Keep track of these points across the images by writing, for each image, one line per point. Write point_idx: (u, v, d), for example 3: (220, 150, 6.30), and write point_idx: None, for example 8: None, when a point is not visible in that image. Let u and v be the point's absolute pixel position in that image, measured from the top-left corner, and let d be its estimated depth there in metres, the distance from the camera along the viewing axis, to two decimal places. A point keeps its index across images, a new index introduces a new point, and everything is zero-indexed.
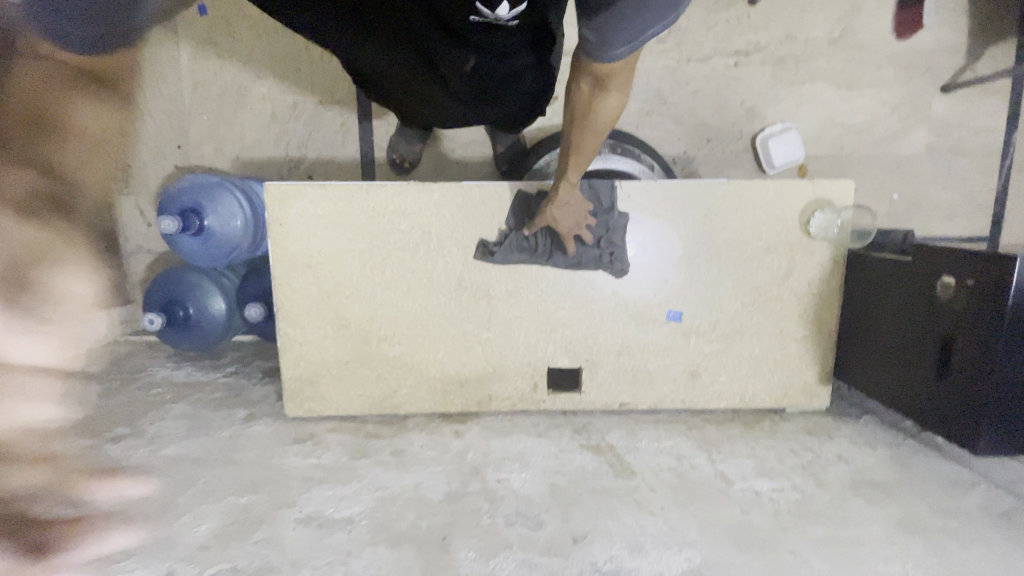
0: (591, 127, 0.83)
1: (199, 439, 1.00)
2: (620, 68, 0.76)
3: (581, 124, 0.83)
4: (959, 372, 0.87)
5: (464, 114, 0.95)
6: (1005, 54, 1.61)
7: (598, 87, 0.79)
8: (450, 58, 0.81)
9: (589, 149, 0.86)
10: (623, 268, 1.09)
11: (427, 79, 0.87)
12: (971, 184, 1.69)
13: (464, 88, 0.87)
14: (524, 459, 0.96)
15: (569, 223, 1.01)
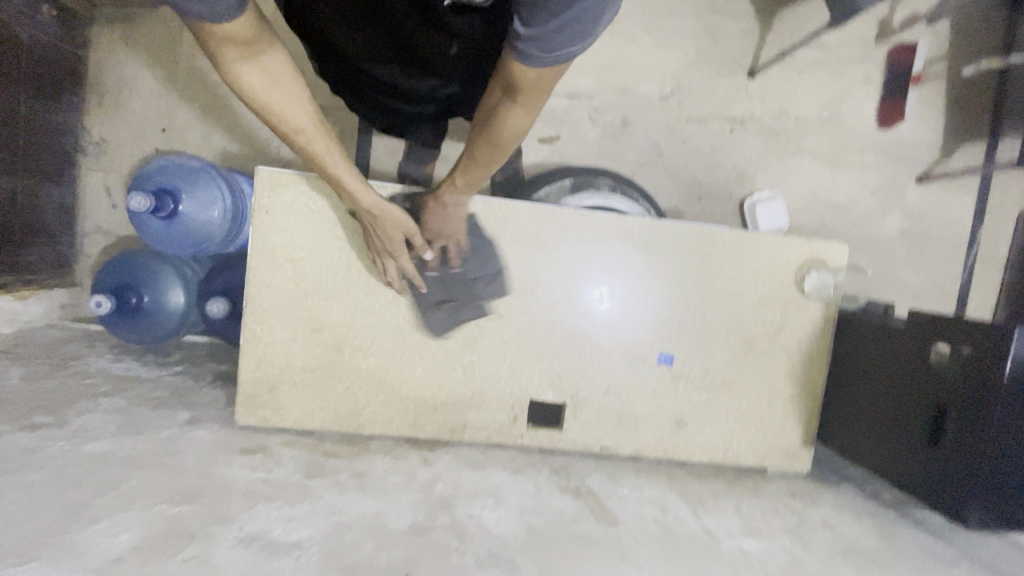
0: (492, 139, 0.76)
1: (132, 437, 0.88)
2: (530, 84, 0.67)
3: (484, 129, 0.76)
4: (951, 442, 0.86)
5: (445, 99, 0.92)
6: (975, 154, 1.72)
7: (507, 96, 0.70)
8: (430, 43, 0.78)
9: (485, 159, 0.80)
10: (437, 333, 1.03)
11: (405, 65, 0.84)
12: (938, 271, 1.77)
13: (445, 72, 0.84)
14: (498, 495, 0.88)
15: (434, 228, 0.97)
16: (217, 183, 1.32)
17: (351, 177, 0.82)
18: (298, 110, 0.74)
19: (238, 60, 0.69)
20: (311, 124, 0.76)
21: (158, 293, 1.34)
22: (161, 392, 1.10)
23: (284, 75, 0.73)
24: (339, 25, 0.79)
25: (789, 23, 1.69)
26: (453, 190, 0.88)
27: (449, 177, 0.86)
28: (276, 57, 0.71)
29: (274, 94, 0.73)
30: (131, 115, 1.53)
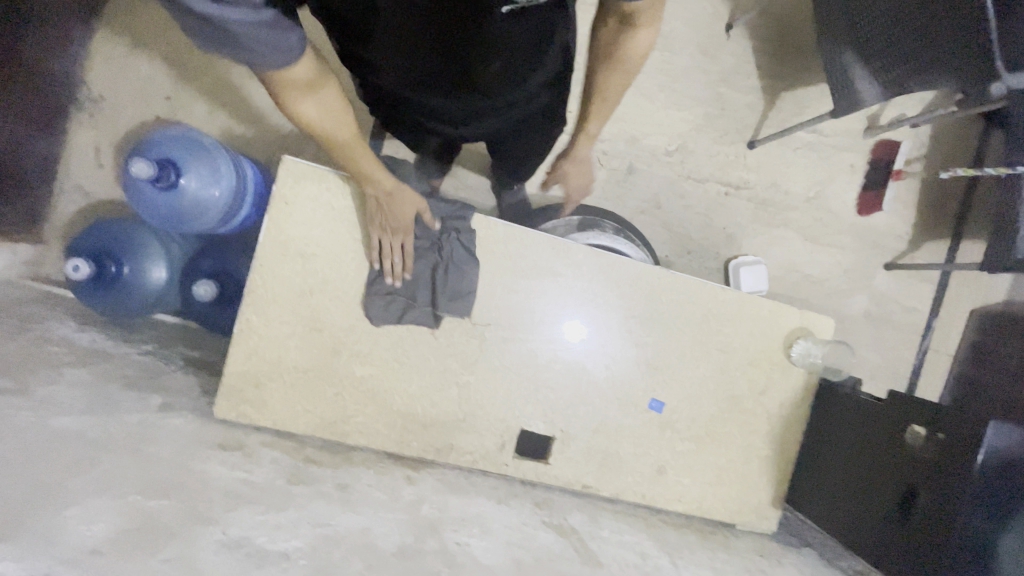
0: (619, 65, 0.85)
1: (103, 417, 0.81)
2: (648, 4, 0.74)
3: (610, 65, 0.85)
4: (920, 520, 0.90)
5: (490, 118, 0.89)
6: (938, 251, 1.87)
7: (623, 24, 0.79)
8: (471, 64, 0.74)
9: (613, 93, 0.91)
10: (381, 321, 0.99)
11: (446, 91, 0.81)
12: (895, 353, 1.88)
13: (487, 93, 0.81)
14: (484, 524, 0.86)
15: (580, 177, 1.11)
16: (225, 161, 1.27)
17: (387, 179, 0.87)
18: (347, 129, 0.78)
19: (300, 98, 0.70)
20: (357, 140, 0.80)
21: (139, 266, 1.28)
22: (130, 371, 1.03)
23: (338, 101, 0.74)
24: (381, 60, 0.77)
25: (790, 105, 1.81)
26: (588, 140, 1.01)
27: (583, 130, 0.99)
28: (334, 90, 0.72)
29: (328, 120, 0.75)
30: (136, 77, 1.47)
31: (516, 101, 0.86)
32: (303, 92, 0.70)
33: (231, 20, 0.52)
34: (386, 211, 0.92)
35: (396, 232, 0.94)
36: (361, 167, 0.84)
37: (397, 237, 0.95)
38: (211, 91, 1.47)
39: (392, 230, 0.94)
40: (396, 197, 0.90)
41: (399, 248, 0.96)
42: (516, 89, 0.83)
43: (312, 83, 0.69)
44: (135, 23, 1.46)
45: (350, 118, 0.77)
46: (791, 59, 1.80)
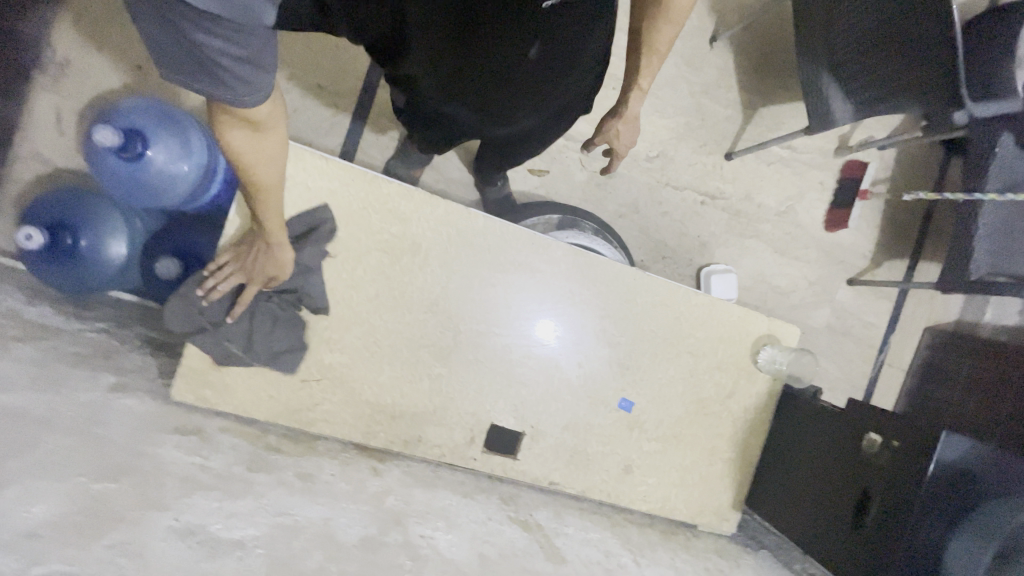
0: (668, 13, 0.87)
1: (48, 394, 0.77)
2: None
3: (657, 14, 0.87)
4: (873, 523, 0.93)
5: (526, 109, 0.89)
6: (898, 270, 1.95)
7: None
8: (518, 38, 0.74)
9: (664, 41, 0.90)
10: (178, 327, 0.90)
11: (487, 78, 0.80)
12: (853, 366, 1.95)
13: (526, 77, 0.80)
14: (450, 518, 0.85)
15: (628, 137, 1.03)
16: (196, 137, 1.22)
17: (276, 234, 0.82)
18: (267, 177, 0.74)
19: (234, 127, 0.65)
20: (271, 187, 0.76)
21: (98, 239, 1.21)
22: (81, 348, 0.97)
23: (273, 148, 0.70)
24: (420, 53, 0.77)
25: (767, 121, 1.86)
26: (642, 90, 0.95)
27: (636, 80, 0.94)
28: (274, 137, 0.69)
29: (253, 160, 0.70)
30: (105, 42, 1.39)
31: (552, 91, 0.86)
32: (240, 128, 0.65)
33: (209, 45, 0.55)
34: (259, 258, 0.87)
35: (246, 275, 0.88)
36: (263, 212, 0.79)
37: (239, 273, 0.89)
38: None
39: (245, 270, 0.88)
40: (275, 253, 0.86)
41: (230, 283, 0.89)
42: (553, 76, 0.83)
43: (255, 127, 0.66)
44: None
45: (276, 169, 0.74)
46: (772, 76, 1.85)
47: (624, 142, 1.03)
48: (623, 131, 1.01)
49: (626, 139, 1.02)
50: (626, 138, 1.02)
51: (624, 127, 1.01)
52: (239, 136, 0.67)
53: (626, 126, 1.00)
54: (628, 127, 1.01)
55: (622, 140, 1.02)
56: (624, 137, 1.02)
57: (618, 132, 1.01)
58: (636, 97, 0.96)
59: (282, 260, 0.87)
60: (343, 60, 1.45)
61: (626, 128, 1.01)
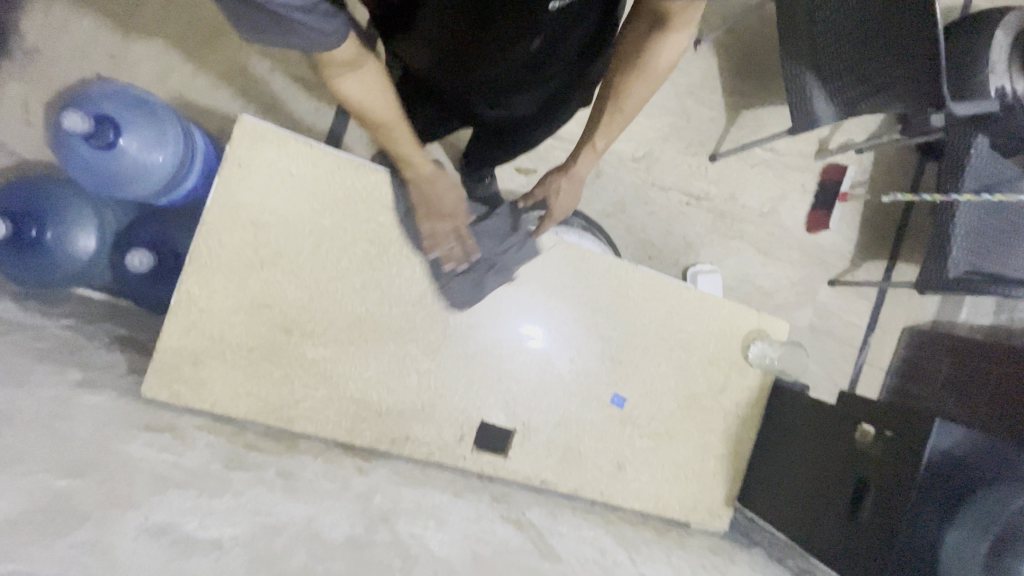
0: (644, 73, 0.83)
1: (7, 387, 0.71)
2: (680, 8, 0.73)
3: (632, 69, 0.83)
4: (870, 515, 0.94)
5: (528, 89, 0.88)
6: (877, 270, 1.98)
7: (653, 29, 0.78)
8: (511, 39, 0.76)
9: (634, 100, 0.87)
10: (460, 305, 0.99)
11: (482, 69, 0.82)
12: (836, 366, 1.96)
13: (527, 62, 0.81)
14: (440, 517, 0.81)
15: (564, 203, 1.02)
16: (174, 127, 1.17)
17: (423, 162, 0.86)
18: (385, 108, 0.76)
19: (341, 75, 0.70)
20: (399, 120, 0.79)
21: (64, 231, 1.16)
22: (44, 342, 0.91)
23: (381, 75, 0.73)
24: (421, 40, 0.79)
25: (750, 123, 1.89)
26: (592, 152, 0.95)
27: (590, 141, 0.94)
28: (374, 66, 0.71)
29: (370, 98, 0.74)
30: (77, 30, 1.34)
31: (558, 71, 0.86)
32: (347, 68, 0.69)
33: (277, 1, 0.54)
34: (429, 197, 0.90)
35: (445, 216, 0.93)
36: (400, 149, 0.83)
37: (446, 220, 0.93)
38: (162, 52, 1.36)
39: (440, 214, 0.92)
40: (440, 180, 0.89)
41: (450, 232, 0.94)
42: (556, 59, 0.83)
43: (358, 62, 0.68)
44: None
45: (391, 99, 0.76)
46: (754, 80, 1.88)
47: (557, 207, 1.02)
48: (558, 192, 1.01)
49: (560, 205, 1.02)
50: (559, 201, 1.01)
51: (559, 189, 1.00)
52: (348, 77, 0.70)
53: (562, 189, 1.00)
54: (564, 191, 1.00)
55: (556, 203, 1.01)
56: (557, 204, 1.01)
57: (554, 193, 1.01)
58: (587, 157, 0.97)
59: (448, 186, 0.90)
60: None
61: (563, 189, 1.00)
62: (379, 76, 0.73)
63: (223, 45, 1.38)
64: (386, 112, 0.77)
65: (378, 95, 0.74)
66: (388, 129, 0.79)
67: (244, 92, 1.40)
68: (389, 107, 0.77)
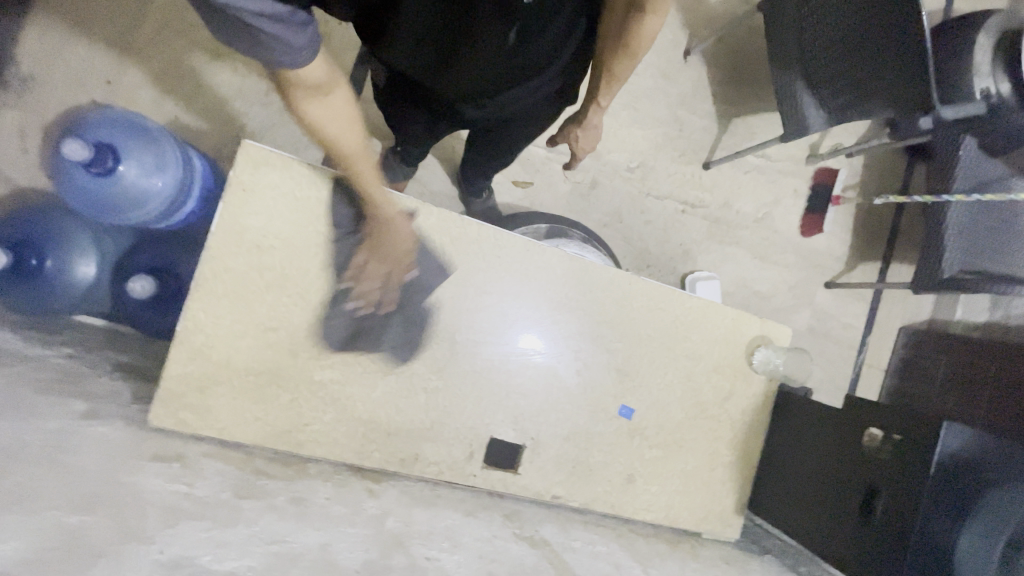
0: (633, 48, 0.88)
1: (12, 423, 0.70)
2: None
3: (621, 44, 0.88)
4: (882, 519, 0.95)
5: (515, 88, 0.88)
6: (872, 272, 2.00)
7: (633, 11, 0.83)
8: (495, 30, 0.75)
9: (623, 72, 0.94)
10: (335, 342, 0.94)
11: (469, 67, 0.81)
12: (836, 368, 1.97)
13: (511, 55, 0.80)
14: (454, 538, 0.80)
15: (585, 146, 1.14)
16: (172, 151, 1.16)
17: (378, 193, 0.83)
18: (350, 142, 0.73)
19: (308, 99, 0.66)
20: (363, 154, 0.76)
21: (64, 259, 1.16)
22: (47, 373, 0.90)
23: (349, 108, 0.70)
24: (402, 42, 0.79)
25: (741, 131, 1.91)
26: (599, 110, 1.04)
27: (594, 99, 1.01)
28: (343, 94, 0.68)
29: (336, 129, 0.70)
30: (73, 57, 1.34)
31: (545, 67, 0.86)
32: (312, 95, 0.65)
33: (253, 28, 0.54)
34: (379, 230, 0.90)
35: (384, 259, 0.93)
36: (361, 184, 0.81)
37: (384, 265, 0.94)
38: (158, 77, 1.37)
39: (385, 255, 0.93)
40: (394, 216, 0.88)
41: (379, 279, 0.94)
42: (538, 55, 0.82)
43: (325, 91, 0.66)
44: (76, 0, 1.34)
45: (356, 133, 0.73)
46: (744, 87, 1.91)
47: (581, 148, 1.15)
48: (576, 138, 1.12)
49: (580, 146, 1.14)
50: (580, 143, 1.13)
51: (580, 137, 1.12)
52: (314, 105, 0.67)
53: (581, 136, 1.11)
54: (587, 138, 1.12)
55: (578, 147, 1.14)
56: (578, 147, 1.14)
57: (573, 140, 1.13)
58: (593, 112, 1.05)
59: (394, 224, 0.89)
60: None
61: (582, 134, 1.11)
62: (348, 108, 0.70)
63: (219, 68, 1.39)
64: (347, 145, 0.74)
65: (342, 130, 0.72)
66: (349, 158, 0.76)
67: (241, 113, 1.40)
68: (354, 139, 0.74)
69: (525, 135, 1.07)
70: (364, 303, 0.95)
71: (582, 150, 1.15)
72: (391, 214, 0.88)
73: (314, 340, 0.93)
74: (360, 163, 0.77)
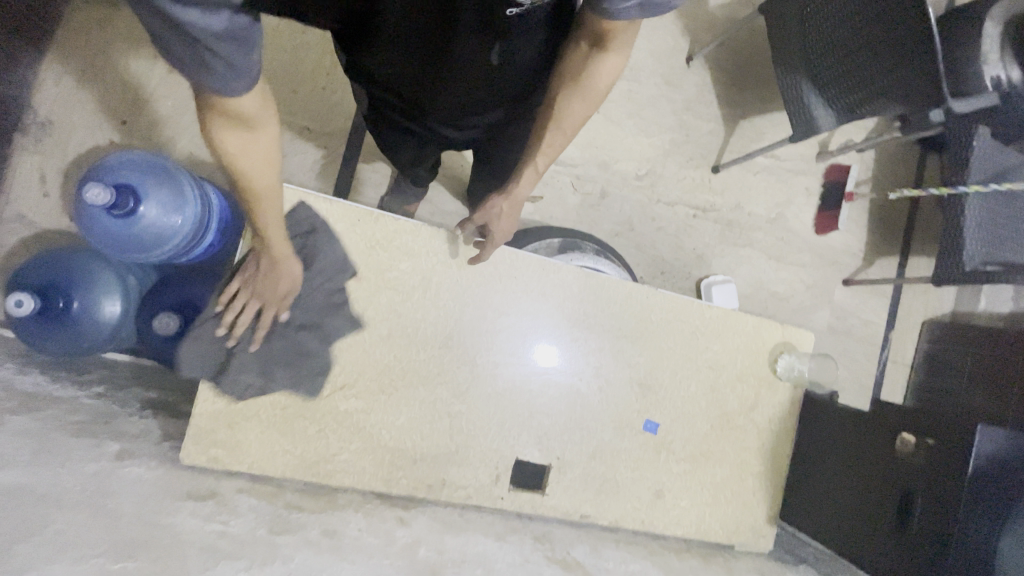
0: (585, 89, 0.82)
1: (51, 470, 0.72)
2: (621, 28, 0.74)
3: (574, 89, 0.83)
4: (919, 525, 0.93)
5: (500, 101, 0.89)
6: (891, 266, 1.97)
7: (596, 47, 0.78)
8: (475, 55, 0.75)
9: (575, 118, 0.86)
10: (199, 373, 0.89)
11: (453, 88, 0.82)
12: (859, 366, 1.93)
13: (495, 75, 0.81)
14: (487, 564, 0.80)
15: (505, 228, 0.97)
16: (190, 189, 1.19)
17: (275, 237, 0.78)
18: (262, 182, 0.70)
19: (224, 126, 0.62)
20: (270, 197, 0.72)
21: (90, 299, 1.18)
22: (79, 414, 0.92)
23: (269, 149, 0.67)
24: (387, 62, 0.79)
25: (749, 132, 1.90)
26: (534, 173, 0.92)
27: (532, 158, 0.90)
28: (270, 137, 0.66)
29: (249, 165, 0.67)
30: (89, 101, 1.37)
31: (526, 81, 0.86)
32: (231, 125, 0.62)
33: (199, 30, 0.49)
34: (265, 273, 0.84)
35: (257, 296, 0.87)
36: (258, 224, 0.76)
37: (254, 300, 0.87)
38: (172, 116, 1.40)
39: (262, 297, 0.87)
40: (283, 266, 0.84)
41: (247, 314, 0.87)
42: (519, 74, 0.83)
43: (246, 126, 0.62)
44: (90, 46, 1.38)
45: (269, 178, 0.70)
46: (749, 89, 1.90)
47: (502, 229, 0.97)
48: (496, 213, 0.95)
49: (500, 228, 0.97)
50: (500, 222, 0.95)
51: (504, 210, 0.94)
52: (225, 134, 0.63)
53: (505, 212, 0.95)
54: (511, 216, 0.96)
55: (499, 227, 0.96)
56: (497, 231, 0.97)
57: (492, 218, 0.95)
58: (528, 176, 0.92)
59: (281, 273, 0.85)
60: (329, 102, 1.45)
61: (506, 209, 0.95)
62: (270, 150, 0.67)
63: None
64: (252, 187, 0.70)
65: (250, 171, 0.68)
66: (253, 200, 0.72)
67: None
68: (263, 183, 0.70)
69: (505, 154, 1.06)
70: (231, 335, 0.88)
71: (502, 230, 0.97)
72: (280, 261, 0.83)
73: (339, 370, 0.94)
74: (262, 208, 0.73)
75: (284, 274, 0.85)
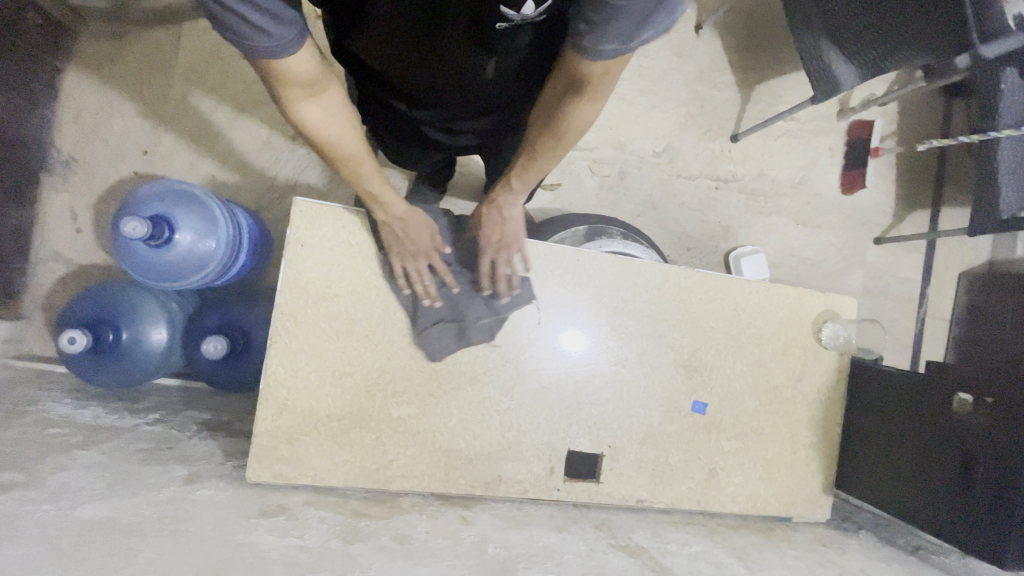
0: (557, 134, 0.74)
1: (128, 501, 0.75)
2: (597, 75, 0.63)
3: (548, 132, 0.74)
4: (983, 484, 0.93)
5: (502, 103, 0.87)
6: (923, 220, 1.91)
7: (571, 91, 0.68)
8: (467, 61, 0.73)
9: (550, 157, 0.78)
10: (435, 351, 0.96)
11: (450, 90, 0.80)
12: (897, 324, 1.89)
13: (492, 80, 0.78)
14: (556, 557, 0.81)
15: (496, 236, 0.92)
16: (218, 212, 1.20)
17: (387, 196, 0.81)
18: (351, 142, 0.72)
19: (302, 98, 0.66)
20: (364, 155, 0.74)
21: (136, 329, 1.21)
22: (143, 443, 0.95)
23: (341, 107, 0.69)
24: (383, 66, 0.77)
25: (765, 97, 1.85)
26: (509, 194, 0.85)
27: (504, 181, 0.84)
28: (338, 95, 0.68)
29: (334, 128, 0.70)
30: (110, 136, 1.40)
31: (526, 85, 0.83)
32: (305, 96, 0.65)
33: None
34: (401, 236, 0.88)
35: (416, 254, 0.90)
36: (369, 187, 0.79)
37: (420, 260, 0.91)
38: (191, 141, 1.41)
39: (414, 254, 0.90)
40: (411, 222, 0.87)
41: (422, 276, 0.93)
42: (518, 79, 0.80)
43: (316, 90, 0.65)
44: (105, 80, 1.40)
45: (356, 136, 0.72)
46: (762, 53, 1.85)
47: (500, 240, 0.91)
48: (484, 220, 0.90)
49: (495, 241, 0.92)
50: (491, 229, 0.90)
51: (490, 219, 0.89)
52: (307, 106, 0.66)
53: (492, 219, 0.89)
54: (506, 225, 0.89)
55: (488, 237, 0.91)
56: (492, 240, 0.91)
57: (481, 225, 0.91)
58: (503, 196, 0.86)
59: (417, 223, 0.88)
60: None
61: (492, 215, 0.89)
62: (343, 107, 0.69)
63: (246, 121, 1.43)
64: (344, 149, 0.73)
65: (337, 134, 0.71)
66: (349, 163, 0.75)
67: (273, 161, 1.43)
68: (352, 142, 0.73)
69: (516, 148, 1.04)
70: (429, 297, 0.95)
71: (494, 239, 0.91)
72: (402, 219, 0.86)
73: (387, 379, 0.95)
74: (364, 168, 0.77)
75: (416, 224, 0.87)
